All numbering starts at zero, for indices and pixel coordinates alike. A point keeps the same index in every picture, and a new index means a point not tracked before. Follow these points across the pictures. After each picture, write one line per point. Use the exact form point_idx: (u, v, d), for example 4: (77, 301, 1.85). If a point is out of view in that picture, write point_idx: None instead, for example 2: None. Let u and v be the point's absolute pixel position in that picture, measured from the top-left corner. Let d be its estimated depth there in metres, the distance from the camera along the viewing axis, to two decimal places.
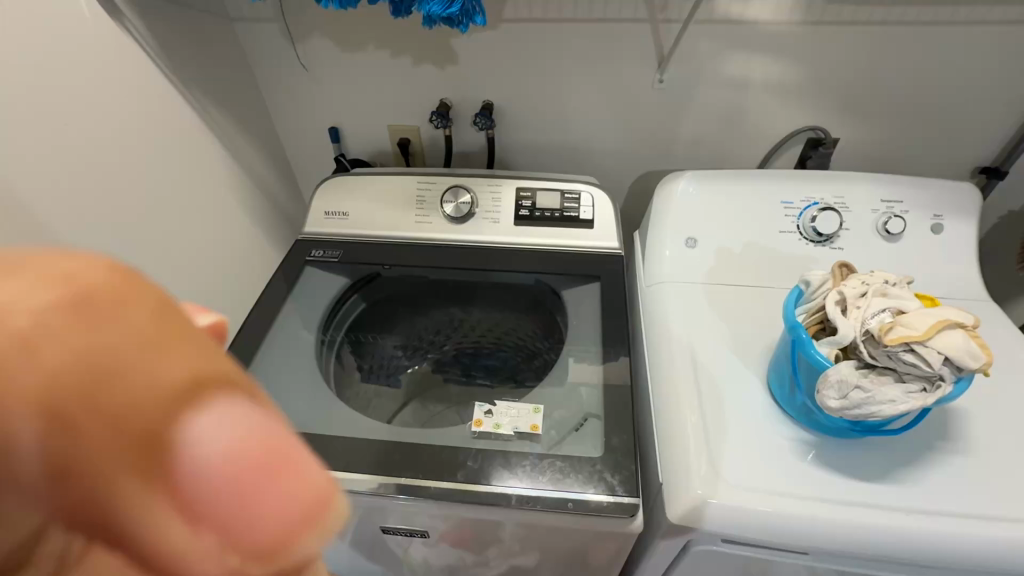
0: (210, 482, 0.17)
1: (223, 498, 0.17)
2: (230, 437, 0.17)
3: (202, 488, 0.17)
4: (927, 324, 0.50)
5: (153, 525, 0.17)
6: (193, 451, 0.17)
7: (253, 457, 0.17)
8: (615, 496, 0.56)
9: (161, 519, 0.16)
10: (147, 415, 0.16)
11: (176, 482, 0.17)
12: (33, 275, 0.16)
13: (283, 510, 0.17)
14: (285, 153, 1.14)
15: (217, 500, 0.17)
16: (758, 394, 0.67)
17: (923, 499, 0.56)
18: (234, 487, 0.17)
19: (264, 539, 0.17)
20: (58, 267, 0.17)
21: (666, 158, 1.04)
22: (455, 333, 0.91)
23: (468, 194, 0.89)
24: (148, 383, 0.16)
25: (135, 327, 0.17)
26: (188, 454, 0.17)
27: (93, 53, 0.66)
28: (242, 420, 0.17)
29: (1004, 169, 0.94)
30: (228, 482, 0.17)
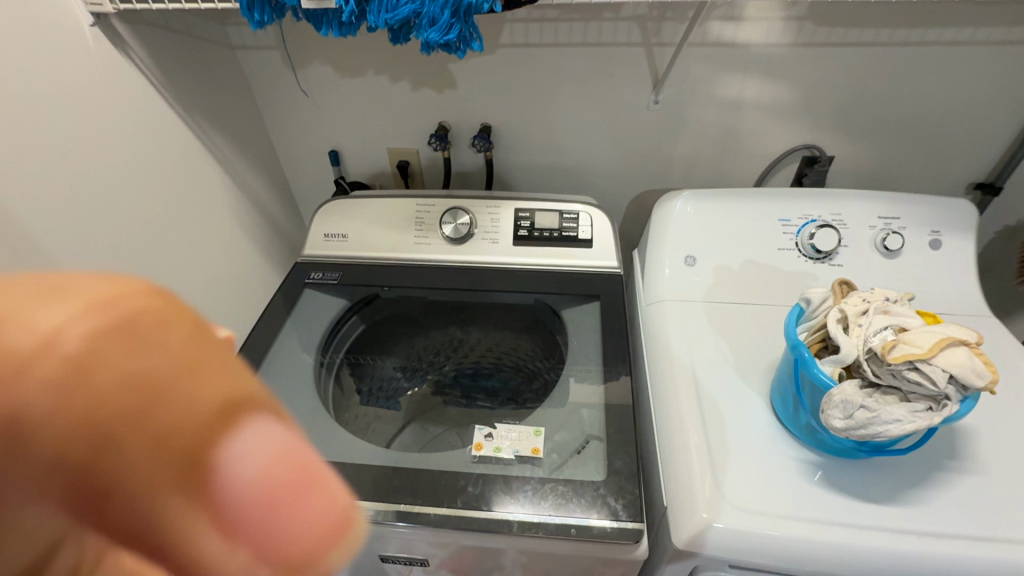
0: (244, 507, 0.17)
1: (259, 524, 0.17)
2: (267, 463, 0.17)
3: (235, 513, 0.17)
4: (931, 342, 0.50)
5: (193, 544, 0.17)
6: (231, 476, 0.17)
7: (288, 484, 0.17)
8: (619, 521, 0.55)
9: (200, 538, 0.17)
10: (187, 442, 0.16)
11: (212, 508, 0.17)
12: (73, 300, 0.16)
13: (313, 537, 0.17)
14: (285, 176, 1.15)
15: (250, 524, 0.17)
16: (761, 413, 0.66)
17: (934, 521, 0.55)
18: (267, 513, 0.17)
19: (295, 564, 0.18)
20: (96, 290, 0.16)
21: (663, 177, 1.05)
22: (454, 353, 0.89)
23: (467, 215, 0.89)
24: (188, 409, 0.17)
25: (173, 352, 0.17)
26: (225, 478, 0.17)
27: (96, 83, 0.67)
28: (276, 448, 0.17)
29: (1000, 184, 0.95)
30: (264, 510, 0.17)
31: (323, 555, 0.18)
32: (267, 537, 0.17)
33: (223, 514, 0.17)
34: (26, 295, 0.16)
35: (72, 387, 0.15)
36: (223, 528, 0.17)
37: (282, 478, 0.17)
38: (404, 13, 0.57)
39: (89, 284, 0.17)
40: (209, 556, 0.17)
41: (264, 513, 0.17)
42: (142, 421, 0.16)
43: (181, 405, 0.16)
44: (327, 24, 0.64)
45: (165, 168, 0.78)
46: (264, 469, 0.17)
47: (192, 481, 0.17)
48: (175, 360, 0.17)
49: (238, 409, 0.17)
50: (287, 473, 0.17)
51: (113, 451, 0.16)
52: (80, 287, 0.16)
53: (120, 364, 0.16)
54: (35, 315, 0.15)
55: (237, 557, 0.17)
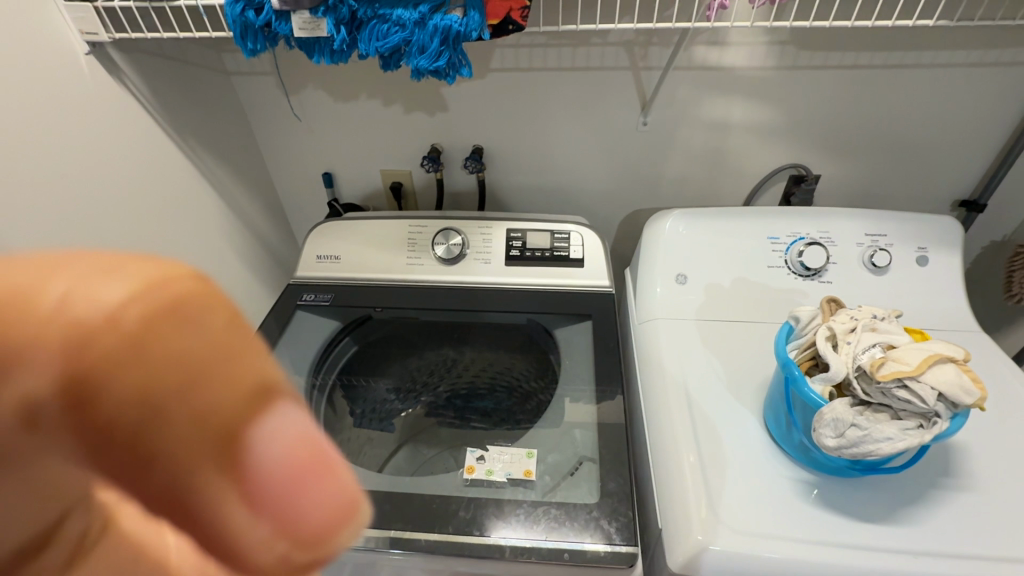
0: (271, 478, 0.19)
1: (279, 492, 0.19)
2: (290, 439, 0.19)
3: (262, 483, 0.19)
4: (919, 359, 0.50)
5: (218, 506, 0.19)
6: (261, 448, 0.19)
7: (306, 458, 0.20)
8: (613, 545, 0.54)
9: (226, 503, 0.19)
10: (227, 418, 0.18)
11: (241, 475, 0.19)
12: (128, 278, 0.16)
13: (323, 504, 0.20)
14: (279, 198, 1.16)
15: (273, 493, 0.19)
16: (754, 431, 0.66)
17: (930, 540, 0.55)
18: (290, 480, 0.19)
19: (305, 528, 0.20)
20: (147, 270, 0.16)
21: (654, 197, 1.06)
22: (448, 374, 0.87)
23: (459, 235, 0.90)
24: (229, 391, 0.17)
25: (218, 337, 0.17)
26: (255, 452, 0.19)
27: (90, 109, 0.68)
28: (299, 426, 0.19)
29: (984, 201, 0.96)
30: (285, 478, 0.19)
31: (331, 521, 0.21)
32: (285, 504, 0.20)
33: (250, 483, 0.19)
34: (74, 272, 0.15)
35: (127, 370, 0.16)
36: (249, 498, 0.19)
37: (305, 452, 0.20)
38: (395, 41, 0.59)
39: (135, 265, 0.16)
40: (232, 518, 0.19)
41: (287, 482, 0.19)
42: (187, 398, 0.17)
43: (222, 390, 0.17)
44: (319, 51, 0.65)
45: (159, 191, 0.79)
46: (290, 443, 0.19)
47: (224, 456, 0.18)
48: (221, 345, 0.17)
49: (270, 390, 0.19)
50: (308, 448, 0.20)
51: (157, 424, 0.17)
52: (128, 265, 0.16)
53: (173, 348, 0.16)
54: (97, 296, 0.15)
55: (258, 521, 0.19)
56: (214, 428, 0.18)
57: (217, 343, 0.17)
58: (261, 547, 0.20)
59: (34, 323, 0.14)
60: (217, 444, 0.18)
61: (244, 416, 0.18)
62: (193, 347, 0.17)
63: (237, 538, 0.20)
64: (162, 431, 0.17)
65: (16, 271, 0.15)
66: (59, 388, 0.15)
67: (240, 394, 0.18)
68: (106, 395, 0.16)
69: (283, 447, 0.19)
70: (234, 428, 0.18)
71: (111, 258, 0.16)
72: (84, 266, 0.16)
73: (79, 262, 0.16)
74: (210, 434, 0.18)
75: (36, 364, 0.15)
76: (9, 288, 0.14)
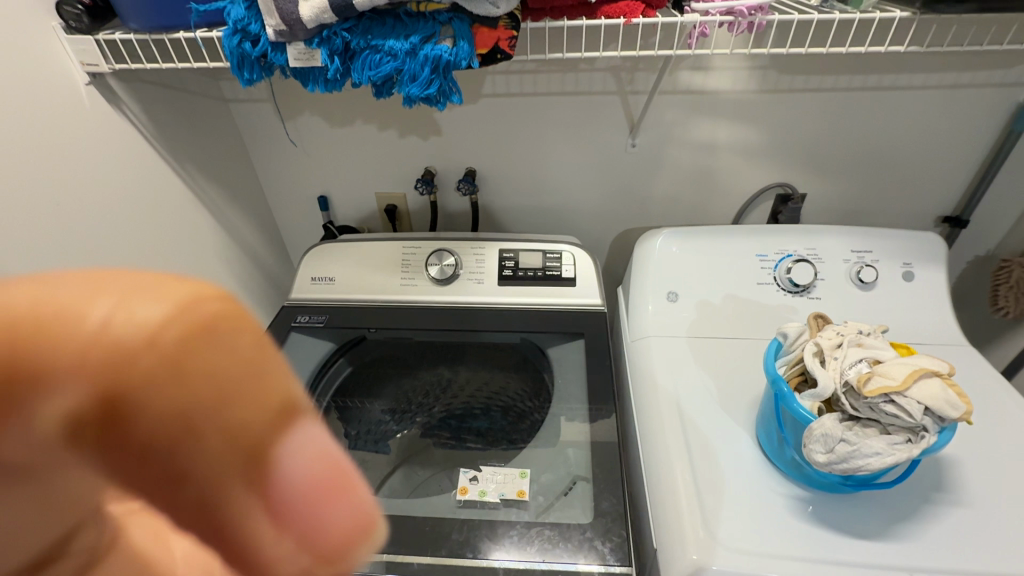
0: (294, 495, 0.19)
1: (300, 509, 0.19)
2: (313, 459, 0.19)
3: (285, 500, 0.19)
4: (904, 374, 0.51)
5: (243, 518, 0.19)
6: (285, 467, 0.19)
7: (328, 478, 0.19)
8: (607, 565, 0.54)
9: (250, 516, 0.19)
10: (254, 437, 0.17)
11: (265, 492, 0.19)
12: (162, 297, 0.16)
13: (341, 522, 0.20)
14: (275, 221, 1.17)
15: (296, 509, 0.19)
16: (747, 448, 0.66)
17: (925, 556, 0.54)
18: (310, 498, 0.19)
19: (323, 543, 0.20)
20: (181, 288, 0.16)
21: (644, 215, 1.08)
22: (443, 394, 0.87)
23: (452, 256, 0.91)
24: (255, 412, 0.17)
25: (248, 358, 0.17)
26: (279, 470, 0.18)
27: (90, 137, 0.69)
28: (322, 446, 0.19)
29: (966, 218, 0.98)
30: (307, 496, 0.19)
31: (349, 538, 0.21)
32: (308, 520, 0.20)
33: (273, 501, 0.19)
34: (113, 291, 0.15)
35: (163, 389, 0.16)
36: (273, 513, 0.19)
37: (328, 473, 0.19)
38: (387, 70, 0.61)
39: (173, 283, 0.16)
40: (255, 530, 0.19)
41: (308, 499, 0.19)
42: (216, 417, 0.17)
43: (254, 409, 0.17)
44: (314, 80, 0.67)
45: (155, 217, 0.79)
46: (314, 463, 0.19)
47: (250, 473, 0.18)
48: (253, 366, 0.17)
49: (295, 410, 0.18)
50: (331, 468, 0.20)
51: (187, 440, 0.17)
52: (161, 284, 0.16)
53: (208, 370, 0.16)
54: (135, 317, 0.15)
55: (279, 536, 0.19)
56: (246, 446, 0.17)
57: (248, 364, 0.17)
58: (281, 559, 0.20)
59: (75, 341, 0.14)
60: (245, 462, 0.18)
61: (271, 436, 0.18)
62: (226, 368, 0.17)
63: (259, 549, 0.20)
64: (191, 448, 0.17)
65: (64, 290, 0.15)
66: (96, 404, 0.16)
67: (270, 414, 0.18)
68: (141, 412, 0.16)
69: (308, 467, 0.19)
70: (262, 446, 0.18)
71: (150, 276, 0.16)
72: (124, 285, 0.16)
73: (118, 279, 0.16)
74: (239, 453, 0.17)
75: (78, 379, 0.15)
76: (53, 309, 0.14)
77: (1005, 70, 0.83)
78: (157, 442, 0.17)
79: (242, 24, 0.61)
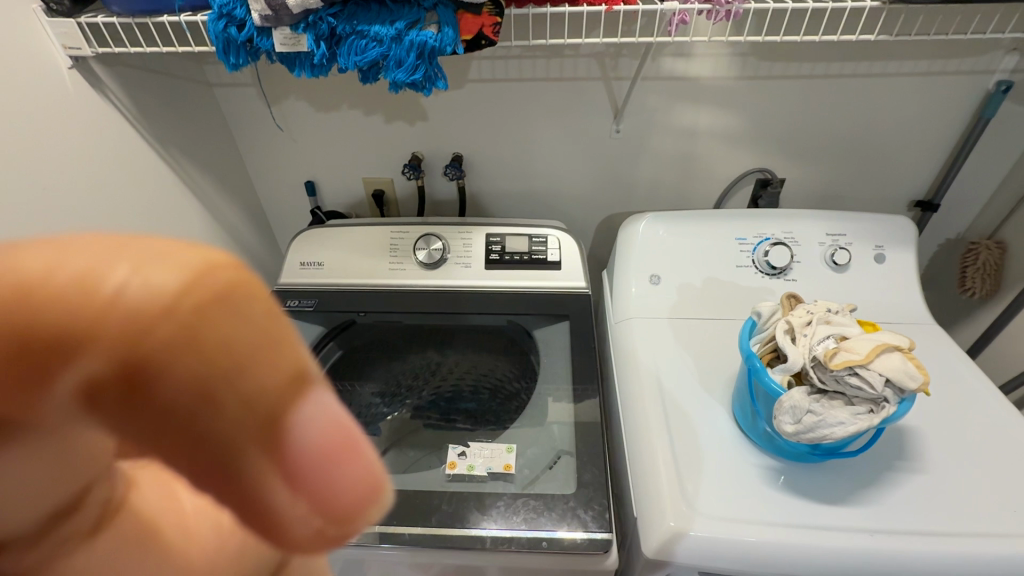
0: (315, 469, 0.17)
1: (322, 486, 0.17)
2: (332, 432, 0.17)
3: (310, 472, 0.17)
4: (868, 348, 0.54)
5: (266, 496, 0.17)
6: (303, 440, 0.16)
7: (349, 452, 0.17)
8: (588, 532, 0.57)
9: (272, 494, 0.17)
10: (272, 411, 0.15)
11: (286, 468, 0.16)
12: (171, 263, 0.14)
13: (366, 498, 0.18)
14: (262, 207, 1.17)
15: (318, 487, 0.17)
16: (724, 422, 0.69)
17: (886, 519, 0.58)
18: (333, 472, 0.17)
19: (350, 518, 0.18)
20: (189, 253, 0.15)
21: (629, 200, 1.10)
22: (432, 377, 0.89)
23: (440, 240, 0.92)
24: (270, 383, 0.15)
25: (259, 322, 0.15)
26: (299, 444, 0.16)
27: (74, 121, 0.69)
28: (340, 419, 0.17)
29: (937, 202, 1.02)
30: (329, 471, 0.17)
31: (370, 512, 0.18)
32: (334, 502, 0.17)
33: (297, 475, 0.17)
34: (129, 257, 0.14)
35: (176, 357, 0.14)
36: (297, 488, 0.17)
37: (345, 445, 0.17)
38: (373, 56, 0.62)
39: (187, 251, 0.15)
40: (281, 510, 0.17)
41: (330, 475, 0.17)
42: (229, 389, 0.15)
43: (268, 377, 0.15)
44: (300, 65, 0.67)
45: (140, 202, 0.80)
46: (338, 436, 0.17)
47: (269, 450, 0.16)
48: (265, 331, 0.15)
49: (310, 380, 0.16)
50: (352, 436, 0.17)
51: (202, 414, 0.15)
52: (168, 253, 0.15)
53: (225, 337, 0.14)
54: (146, 281, 0.14)
55: (303, 513, 0.17)
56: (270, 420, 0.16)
57: (259, 330, 0.15)
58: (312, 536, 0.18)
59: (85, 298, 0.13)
60: (265, 438, 0.16)
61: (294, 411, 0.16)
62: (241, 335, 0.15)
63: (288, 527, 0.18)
64: (208, 424, 0.15)
65: (77, 257, 0.14)
66: (110, 373, 0.14)
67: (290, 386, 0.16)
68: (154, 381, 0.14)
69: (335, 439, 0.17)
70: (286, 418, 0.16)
71: (164, 243, 0.15)
72: (139, 252, 0.15)
73: (134, 246, 0.15)
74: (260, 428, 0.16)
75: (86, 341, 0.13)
76: (72, 276, 0.13)
77: (974, 58, 0.86)
78: (172, 414, 0.15)
79: (227, 9, 0.62)
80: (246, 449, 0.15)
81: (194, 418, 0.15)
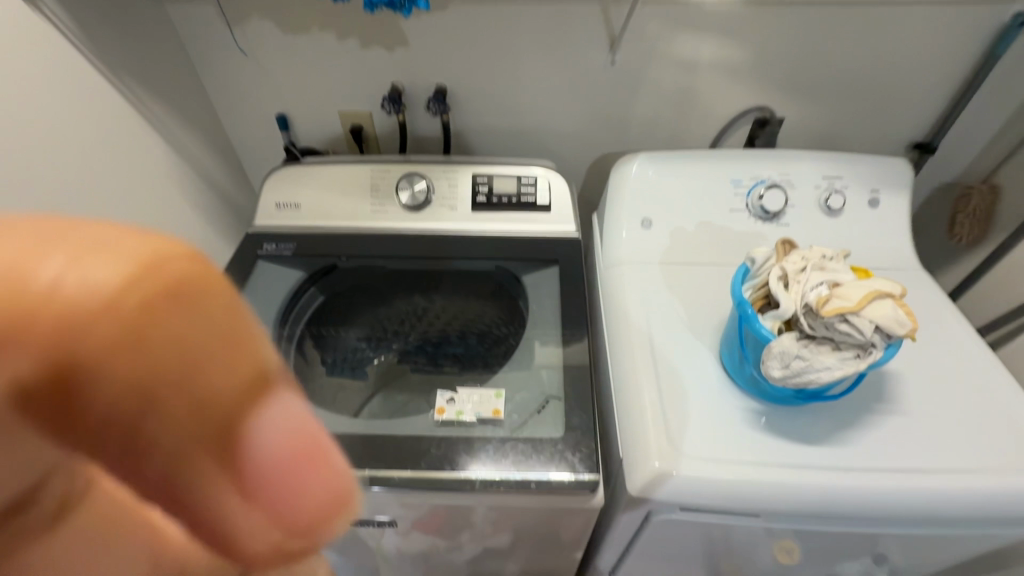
0: (268, 471, 0.17)
1: (275, 487, 0.17)
2: (288, 432, 0.17)
3: (264, 474, 0.17)
4: (861, 295, 0.54)
5: (214, 500, 0.17)
6: (255, 441, 0.17)
7: (304, 450, 0.18)
8: (576, 473, 0.58)
9: (221, 497, 0.17)
10: (226, 408, 0.16)
11: (237, 468, 0.17)
12: (117, 257, 0.15)
13: (321, 498, 0.18)
14: (231, 143, 1.09)
15: (271, 487, 0.17)
16: (710, 367, 0.70)
17: (859, 457, 0.61)
18: (287, 473, 0.17)
19: (304, 520, 0.18)
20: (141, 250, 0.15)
21: (621, 139, 1.05)
22: (419, 323, 0.88)
23: (424, 180, 0.88)
24: (224, 381, 0.16)
25: (215, 319, 0.16)
26: (250, 444, 0.17)
27: (6, 39, 0.62)
28: (294, 418, 0.18)
29: (935, 144, 0.99)
30: (281, 473, 0.17)
31: (326, 514, 0.19)
32: (288, 499, 0.18)
33: (248, 476, 0.17)
34: (66, 245, 0.14)
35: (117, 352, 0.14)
36: (249, 490, 0.17)
37: (302, 443, 0.18)
38: None
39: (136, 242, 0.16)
40: (228, 513, 0.17)
41: (285, 475, 0.17)
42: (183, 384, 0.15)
43: (223, 376, 0.16)
44: None
45: (94, 134, 0.73)
46: (290, 429, 0.17)
47: (218, 448, 0.16)
48: (220, 329, 0.16)
49: (263, 379, 0.17)
50: (307, 434, 0.18)
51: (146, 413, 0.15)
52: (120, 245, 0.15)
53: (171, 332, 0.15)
54: (88, 276, 0.14)
55: (254, 515, 0.17)
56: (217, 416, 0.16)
57: (214, 329, 0.16)
58: (262, 542, 0.18)
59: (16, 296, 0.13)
60: (212, 434, 0.16)
61: (241, 405, 0.16)
62: (188, 329, 0.15)
63: (236, 533, 0.18)
64: (150, 424, 0.15)
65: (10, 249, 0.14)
66: (47, 369, 0.14)
67: (240, 377, 0.16)
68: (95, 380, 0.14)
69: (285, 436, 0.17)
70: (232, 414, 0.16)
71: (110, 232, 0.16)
72: (82, 239, 0.15)
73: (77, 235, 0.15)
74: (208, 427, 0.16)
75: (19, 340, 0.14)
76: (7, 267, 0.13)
77: None
78: (112, 415, 0.15)
79: None
80: (189, 448, 0.16)
81: (136, 418, 0.15)
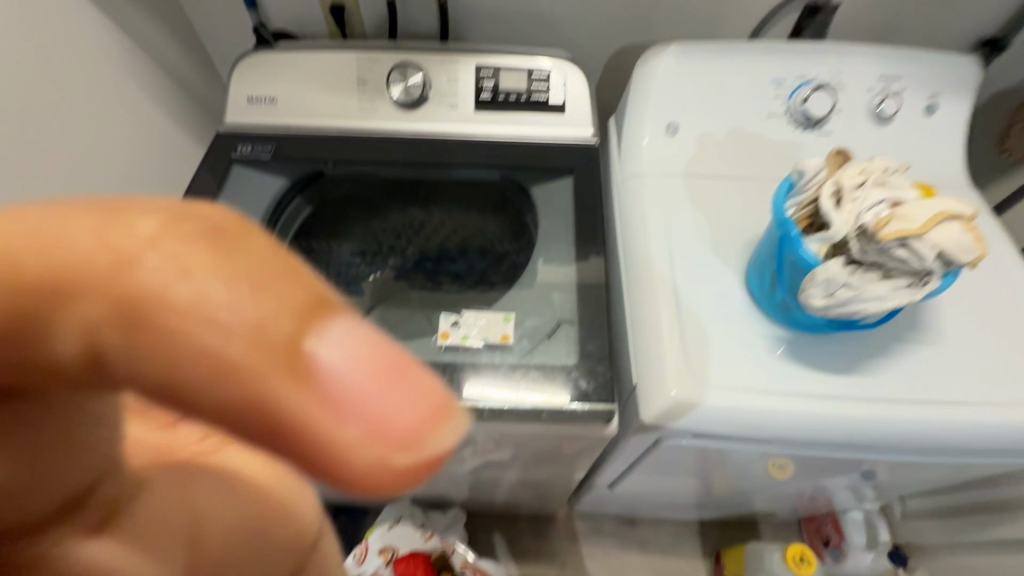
0: (351, 391, 0.12)
1: (363, 407, 0.12)
2: (358, 348, 0.12)
3: (346, 394, 0.12)
4: (926, 217, 0.47)
5: (301, 439, 0.12)
6: (319, 360, 0.12)
7: (385, 365, 0.13)
8: (588, 403, 0.55)
9: (308, 429, 0.12)
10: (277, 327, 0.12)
11: (312, 395, 0.12)
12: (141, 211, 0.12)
13: (421, 414, 0.13)
14: (191, 23, 0.94)
15: (360, 409, 0.12)
16: (734, 291, 0.65)
17: (886, 387, 0.58)
18: (374, 389, 0.12)
19: (408, 436, 0.13)
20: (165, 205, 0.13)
21: (647, 28, 0.91)
22: (416, 237, 0.81)
23: (419, 72, 0.76)
24: (267, 295, 0.12)
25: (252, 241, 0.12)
26: (316, 366, 0.12)
27: None
28: (363, 332, 0.13)
29: (1007, 41, 0.86)
30: (369, 390, 0.12)
31: (433, 430, 0.13)
32: (368, 416, 0.12)
33: (329, 399, 0.12)
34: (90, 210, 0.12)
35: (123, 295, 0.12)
36: (336, 413, 0.12)
37: (382, 357, 0.13)
38: None
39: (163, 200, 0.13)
40: (322, 449, 0.13)
41: (375, 391, 0.13)
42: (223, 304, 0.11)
43: (265, 296, 0.12)
44: None
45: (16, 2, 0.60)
46: (363, 347, 0.12)
47: (283, 376, 0.12)
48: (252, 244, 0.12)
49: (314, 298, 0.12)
50: (390, 350, 0.13)
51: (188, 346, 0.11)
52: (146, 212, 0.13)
53: (173, 263, 0.12)
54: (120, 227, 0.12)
55: (351, 449, 0.12)
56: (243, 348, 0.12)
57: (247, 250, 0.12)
58: (371, 473, 0.13)
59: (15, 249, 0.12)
60: (272, 364, 0.12)
61: (275, 334, 0.11)
62: (189, 253, 0.12)
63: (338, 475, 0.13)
64: (192, 355, 0.11)
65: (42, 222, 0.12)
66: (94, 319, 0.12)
67: (274, 299, 0.12)
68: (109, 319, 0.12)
69: (340, 354, 0.12)
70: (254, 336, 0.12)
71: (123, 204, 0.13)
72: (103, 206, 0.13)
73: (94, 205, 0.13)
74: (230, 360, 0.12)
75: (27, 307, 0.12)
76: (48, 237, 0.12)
77: None
78: (161, 364, 0.12)
79: None
80: (244, 371, 0.12)
81: (184, 359, 0.12)
